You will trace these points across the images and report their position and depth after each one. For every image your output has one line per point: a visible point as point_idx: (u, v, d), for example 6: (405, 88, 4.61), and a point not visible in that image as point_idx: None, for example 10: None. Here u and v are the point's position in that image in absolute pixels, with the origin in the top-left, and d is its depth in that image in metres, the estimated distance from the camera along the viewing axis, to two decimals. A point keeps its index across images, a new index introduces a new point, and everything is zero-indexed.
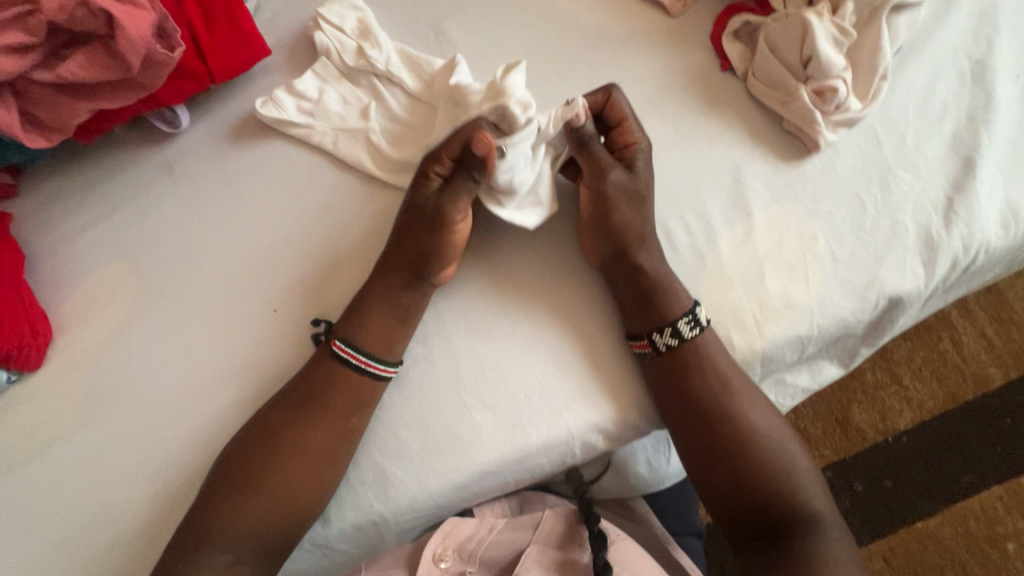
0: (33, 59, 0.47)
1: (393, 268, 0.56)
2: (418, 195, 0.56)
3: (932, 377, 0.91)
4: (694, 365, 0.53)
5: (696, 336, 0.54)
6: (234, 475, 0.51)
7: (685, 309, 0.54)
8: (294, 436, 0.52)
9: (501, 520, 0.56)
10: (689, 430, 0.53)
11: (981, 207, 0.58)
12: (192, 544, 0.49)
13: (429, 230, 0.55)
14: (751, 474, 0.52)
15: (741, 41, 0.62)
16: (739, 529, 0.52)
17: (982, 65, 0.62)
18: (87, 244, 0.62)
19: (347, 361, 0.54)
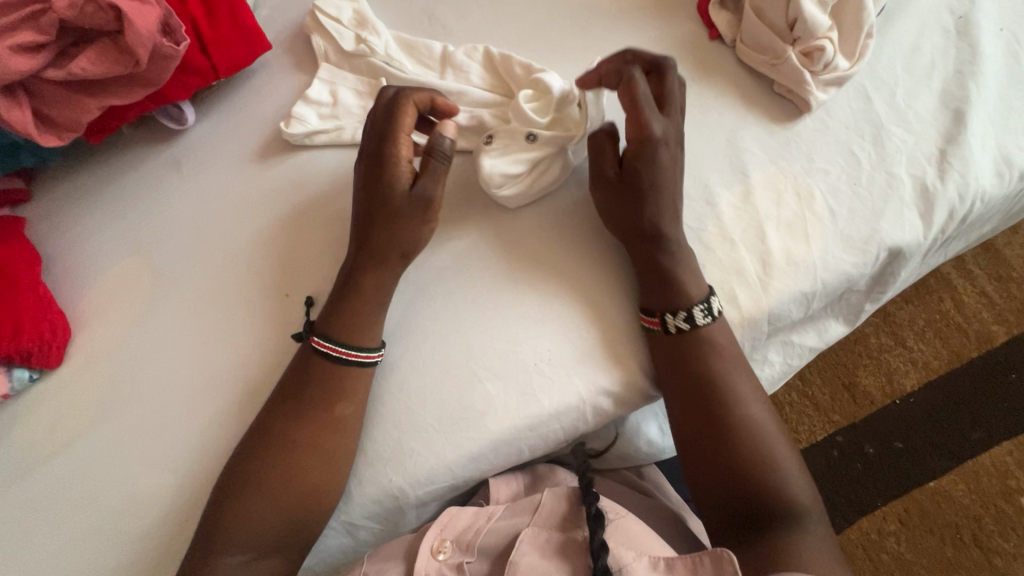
0: (45, 58, 0.49)
1: (375, 263, 0.56)
2: (390, 188, 0.55)
3: (936, 338, 0.92)
4: (702, 324, 0.54)
5: (706, 323, 0.54)
6: (263, 444, 0.53)
7: (700, 299, 0.55)
8: (293, 436, 0.53)
9: (500, 508, 0.55)
10: (683, 405, 0.54)
11: (974, 156, 0.59)
12: (228, 516, 0.51)
13: (414, 220, 0.56)
14: (740, 449, 0.52)
15: (728, 9, 0.64)
16: (719, 507, 0.52)
17: (966, 20, 0.64)
18: (101, 243, 0.63)
19: (329, 355, 0.55)
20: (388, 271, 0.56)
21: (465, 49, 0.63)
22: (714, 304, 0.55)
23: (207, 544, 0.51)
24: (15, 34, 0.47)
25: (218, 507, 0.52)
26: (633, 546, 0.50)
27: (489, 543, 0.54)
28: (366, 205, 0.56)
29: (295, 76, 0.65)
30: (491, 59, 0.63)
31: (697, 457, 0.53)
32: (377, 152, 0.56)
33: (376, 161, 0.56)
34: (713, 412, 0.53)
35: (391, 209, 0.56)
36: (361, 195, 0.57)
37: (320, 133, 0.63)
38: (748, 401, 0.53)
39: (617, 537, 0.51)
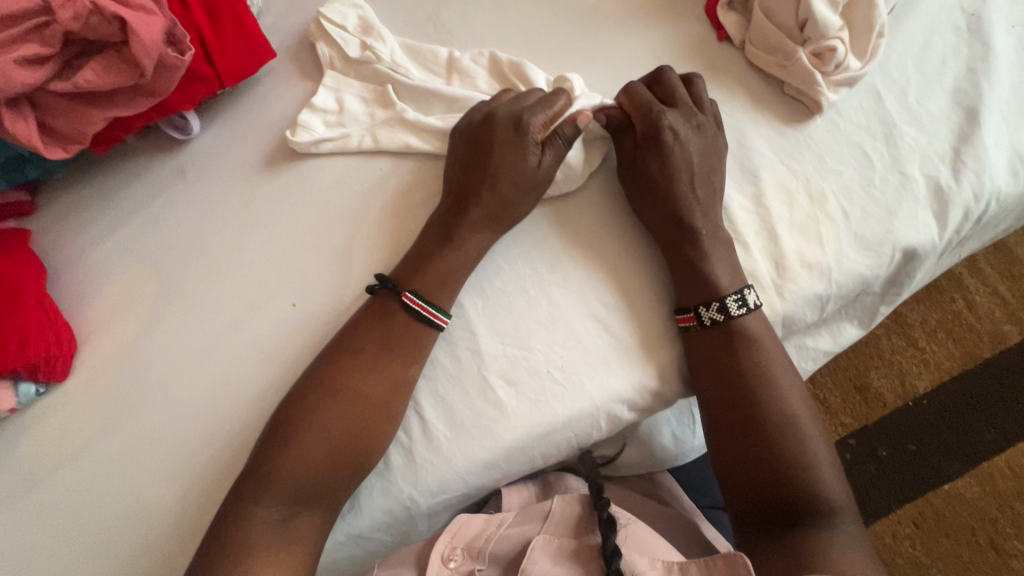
0: (50, 70, 0.48)
1: (483, 232, 0.57)
2: (522, 161, 0.56)
3: (949, 338, 0.91)
4: (724, 298, 0.54)
5: (741, 315, 0.54)
6: (294, 416, 0.52)
7: (734, 288, 0.54)
8: (345, 384, 0.53)
9: (510, 515, 0.55)
10: (711, 396, 0.53)
11: (988, 155, 0.59)
12: (254, 491, 0.50)
13: (530, 193, 0.57)
14: (774, 448, 0.50)
15: (736, 10, 0.63)
16: (751, 505, 0.51)
17: (977, 17, 0.63)
18: (106, 253, 0.63)
19: (415, 313, 0.54)
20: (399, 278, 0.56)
21: (471, 54, 0.63)
22: (748, 296, 0.54)
23: (253, 492, 0.50)
24: (19, 46, 0.47)
25: (244, 483, 0.51)
26: (644, 553, 0.50)
27: (500, 550, 0.53)
28: (482, 170, 0.57)
29: (301, 84, 0.65)
30: (496, 65, 0.62)
31: (729, 453, 0.52)
32: (514, 124, 0.56)
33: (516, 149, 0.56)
34: (748, 409, 0.52)
35: (517, 179, 0.56)
36: (483, 162, 0.57)
37: (326, 140, 0.62)
38: (775, 389, 0.52)
39: (631, 544, 0.50)
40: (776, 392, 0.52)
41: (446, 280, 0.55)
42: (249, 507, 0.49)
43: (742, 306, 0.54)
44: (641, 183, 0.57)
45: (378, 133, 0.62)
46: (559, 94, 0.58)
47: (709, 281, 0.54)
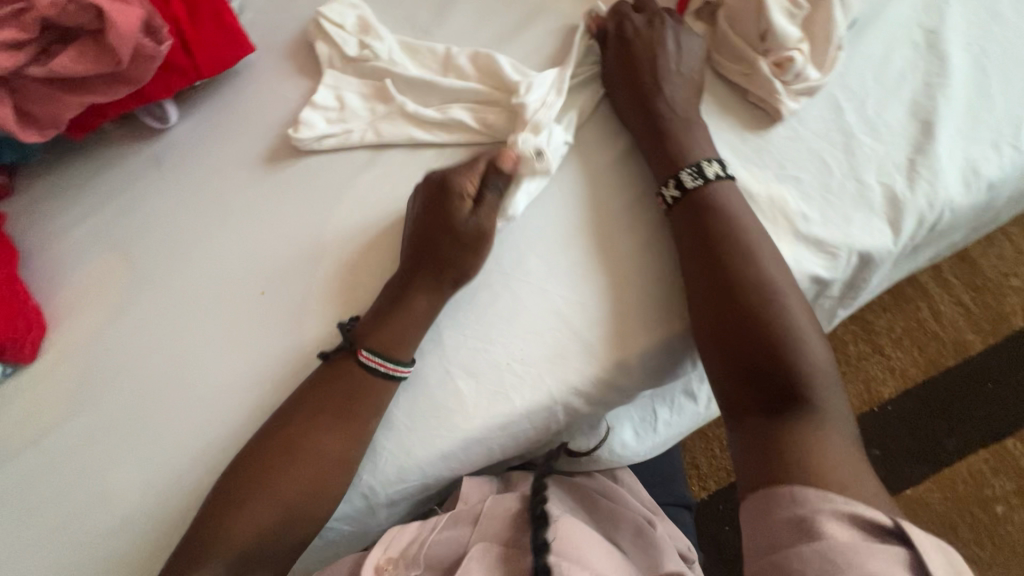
0: (28, 56, 0.49)
1: (426, 289, 0.57)
2: (449, 218, 0.57)
3: (915, 346, 0.92)
4: (679, 173, 0.57)
5: (699, 185, 0.56)
6: (245, 476, 0.52)
7: (690, 164, 0.58)
8: (303, 441, 0.53)
9: (443, 517, 0.54)
10: (701, 309, 0.53)
11: (941, 166, 0.61)
12: (202, 549, 0.50)
13: (465, 249, 0.57)
14: (764, 346, 0.51)
15: (703, 20, 0.65)
16: (737, 396, 0.51)
17: (934, 34, 0.65)
18: (79, 238, 0.64)
19: (376, 370, 0.55)
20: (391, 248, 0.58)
21: (468, 53, 0.63)
22: (706, 170, 0.57)
23: (200, 547, 0.50)
24: None
25: (192, 541, 0.51)
26: (578, 559, 0.51)
27: (432, 556, 0.52)
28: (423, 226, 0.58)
29: (278, 77, 0.66)
30: (490, 61, 0.62)
31: (719, 347, 0.52)
32: (437, 183, 0.58)
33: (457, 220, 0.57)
34: (738, 313, 0.52)
35: (448, 236, 0.57)
36: (415, 222, 0.58)
37: (328, 137, 0.63)
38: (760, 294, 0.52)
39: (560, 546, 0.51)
40: (773, 299, 0.52)
41: (414, 317, 0.56)
42: (200, 560, 0.50)
43: (700, 178, 0.57)
44: (636, 95, 0.61)
45: (381, 128, 0.62)
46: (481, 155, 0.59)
47: (682, 240, 0.56)
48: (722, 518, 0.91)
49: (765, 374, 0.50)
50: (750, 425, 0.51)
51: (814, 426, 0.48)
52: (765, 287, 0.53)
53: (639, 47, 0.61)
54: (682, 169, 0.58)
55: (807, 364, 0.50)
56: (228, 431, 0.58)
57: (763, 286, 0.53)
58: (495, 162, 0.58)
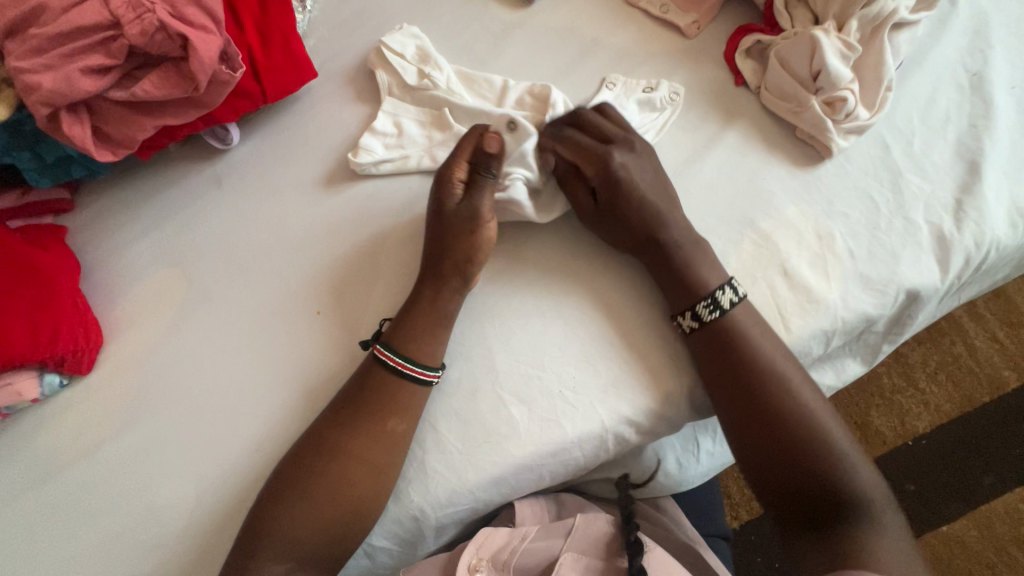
0: (111, 80, 0.51)
1: (432, 280, 0.58)
2: (443, 207, 0.58)
3: (947, 380, 0.92)
4: (696, 305, 0.55)
5: (716, 319, 0.55)
6: (290, 484, 0.52)
7: (706, 292, 0.56)
8: (338, 444, 0.53)
9: (534, 529, 0.57)
10: (737, 415, 0.54)
11: (989, 206, 0.62)
12: (250, 555, 0.51)
13: (462, 231, 0.57)
14: (802, 457, 0.51)
15: (752, 58, 0.66)
16: (781, 502, 0.52)
17: (979, 77, 0.67)
18: (138, 253, 0.65)
19: (386, 365, 0.55)
20: (449, 287, 0.57)
21: (525, 85, 0.66)
22: (721, 299, 0.55)
23: (249, 554, 0.51)
24: (84, 57, 0.49)
25: (241, 549, 0.51)
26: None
27: (525, 561, 0.55)
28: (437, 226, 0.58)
29: (337, 103, 0.68)
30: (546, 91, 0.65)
31: (755, 461, 0.53)
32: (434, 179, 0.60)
33: (469, 218, 0.57)
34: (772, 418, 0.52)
35: (448, 224, 0.58)
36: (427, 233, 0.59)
37: (386, 162, 0.64)
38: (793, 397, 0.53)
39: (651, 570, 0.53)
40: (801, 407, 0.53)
41: (429, 313, 0.57)
42: (251, 565, 0.51)
43: (717, 310, 0.55)
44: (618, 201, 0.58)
45: (437, 154, 0.64)
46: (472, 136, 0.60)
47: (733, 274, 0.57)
48: (755, 549, 0.90)
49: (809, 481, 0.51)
50: (804, 537, 0.51)
51: (869, 531, 0.49)
52: (793, 389, 0.53)
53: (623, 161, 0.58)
54: (698, 300, 0.55)
55: (847, 464, 0.51)
56: (280, 449, 0.58)
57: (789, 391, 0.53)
58: (487, 147, 0.58)
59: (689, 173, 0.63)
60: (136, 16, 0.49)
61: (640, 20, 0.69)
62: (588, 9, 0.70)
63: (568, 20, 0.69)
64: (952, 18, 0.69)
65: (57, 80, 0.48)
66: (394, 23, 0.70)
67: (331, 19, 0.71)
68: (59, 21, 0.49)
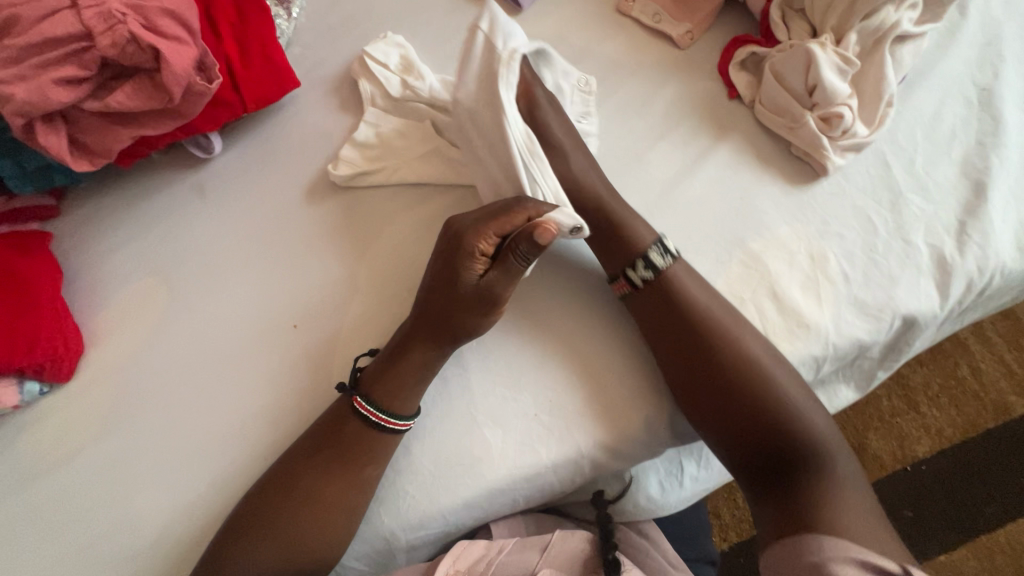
0: (85, 91, 0.50)
1: (429, 341, 0.55)
2: (459, 273, 0.53)
3: (951, 404, 0.89)
4: (646, 252, 0.55)
5: (668, 264, 0.55)
6: (257, 509, 0.51)
7: (692, 329, 0.54)
8: (308, 476, 0.53)
9: (510, 542, 0.55)
10: (684, 380, 0.53)
11: (994, 229, 0.59)
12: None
13: (469, 305, 0.54)
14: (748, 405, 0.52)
15: (748, 71, 0.64)
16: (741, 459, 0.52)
17: (988, 92, 0.63)
18: (121, 261, 0.65)
19: (368, 421, 0.54)
20: (440, 353, 0.55)
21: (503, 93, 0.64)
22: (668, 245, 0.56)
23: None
24: (57, 68, 0.49)
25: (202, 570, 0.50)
26: None
27: None
28: (444, 289, 0.54)
29: (321, 113, 0.67)
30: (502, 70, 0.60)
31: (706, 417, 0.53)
32: (455, 237, 0.54)
33: (479, 293, 0.53)
34: (717, 381, 0.53)
35: (454, 293, 0.54)
36: (429, 290, 0.55)
37: (366, 174, 0.64)
38: (739, 366, 0.52)
39: None
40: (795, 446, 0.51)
41: (422, 375, 0.55)
42: None
43: (666, 255, 0.55)
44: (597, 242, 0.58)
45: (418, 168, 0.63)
46: (513, 205, 0.53)
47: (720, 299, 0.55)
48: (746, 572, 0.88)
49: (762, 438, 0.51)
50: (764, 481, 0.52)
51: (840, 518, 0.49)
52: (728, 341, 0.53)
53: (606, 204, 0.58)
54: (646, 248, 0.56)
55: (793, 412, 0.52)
56: (254, 463, 0.58)
57: (783, 412, 0.51)
58: (531, 232, 0.50)
59: (677, 190, 0.61)
60: (108, 27, 0.48)
61: (632, 30, 0.67)
62: (578, 18, 0.68)
63: (558, 29, 0.67)
64: (960, 30, 0.65)
65: (30, 91, 0.48)
66: (380, 31, 0.69)
67: (317, 26, 0.70)
68: (32, 31, 0.48)
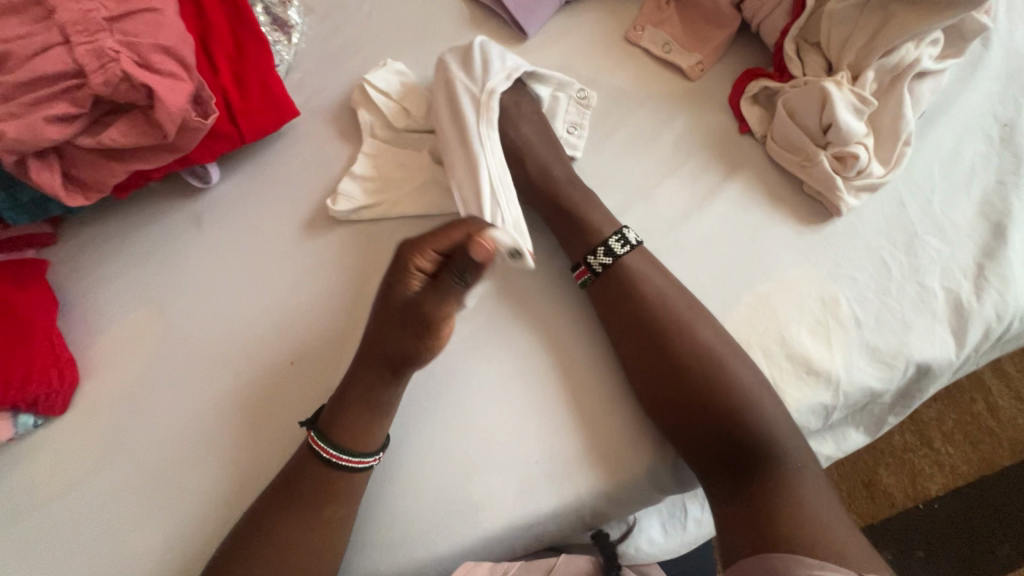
0: (78, 128, 0.49)
1: (371, 366, 0.54)
2: (395, 290, 0.51)
3: (965, 441, 0.87)
4: (607, 240, 0.56)
5: (627, 254, 0.56)
6: (245, 552, 0.50)
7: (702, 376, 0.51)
8: (278, 522, 0.51)
9: (515, 564, 0.52)
10: (644, 378, 0.53)
11: (1014, 274, 0.57)
12: None
13: (406, 329, 0.52)
14: (704, 403, 0.51)
15: (760, 105, 0.62)
16: (698, 460, 0.51)
17: (1010, 128, 0.61)
18: (117, 291, 0.64)
19: (320, 455, 0.52)
20: (382, 382, 0.53)
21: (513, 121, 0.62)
22: (630, 235, 0.57)
23: None
24: (49, 106, 0.48)
25: None
26: None
27: None
28: (385, 309, 0.53)
29: (322, 142, 0.66)
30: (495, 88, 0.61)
31: (664, 415, 0.52)
32: (396, 255, 0.52)
33: (418, 316, 0.51)
34: (677, 379, 0.52)
35: (393, 314, 0.52)
36: (375, 310, 0.54)
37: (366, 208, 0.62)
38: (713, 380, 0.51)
39: None
40: (799, 498, 0.48)
41: (367, 408, 0.53)
42: None
43: (626, 245, 0.56)
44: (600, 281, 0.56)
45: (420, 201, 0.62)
46: (458, 224, 0.51)
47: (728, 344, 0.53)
48: None
49: (720, 442, 0.50)
50: (721, 484, 0.50)
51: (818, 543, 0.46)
52: (690, 340, 0.53)
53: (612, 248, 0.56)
54: (609, 236, 0.57)
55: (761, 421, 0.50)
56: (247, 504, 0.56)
57: (789, 464, 0.49)
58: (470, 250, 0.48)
59: (686, 228, 0.59)
60: (101, 65, 0.47)
61: (640, 59, 0.65)
62: (586, 47, 0.66)
63: (565, 58, 0.66)
64: (982, 64, 0.63)
65: (20, 130, 0.46)
66: (383, 58, 0.67)
67: (318, 51, 0.68)
68: (23, 68, 0.47)
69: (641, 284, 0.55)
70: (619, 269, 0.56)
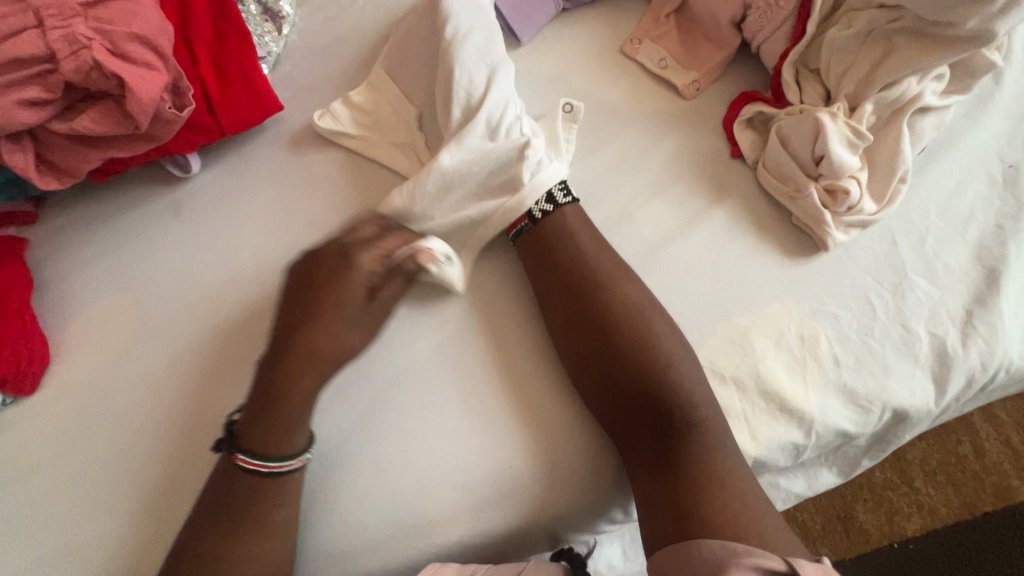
0: (50, 114, 0.49)
1: (292, 360, 0.52)
2: (337, 281, 0.52)
3: (947, 483, 0.85)
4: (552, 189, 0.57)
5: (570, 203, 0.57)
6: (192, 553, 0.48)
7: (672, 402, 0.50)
8: (228, 525, 0.49)
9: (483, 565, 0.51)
10: (606, 398, 0.52)
11: (1004, 324, 0.55)
12: None
13: (340, 309, 0.52)
14: (656, 407, 0.50)
15: (754, 130, 0.60)
16: (642, 462, 0.51)
17: (1015, 170, 0.59)
18: (91, 275, 0.63)
19: (256, 473, 0.50)
20: (298, 378, 0.52)
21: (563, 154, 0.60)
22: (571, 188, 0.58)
23: None
24: (20, 89, 0.47)
25: None
26: None
27: None
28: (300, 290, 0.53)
29: (307, 139, 0.65)
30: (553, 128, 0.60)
31: (612, 421, 0.52)
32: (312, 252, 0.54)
33: (364, 301, 0.52)
34: (629, 388, 0.51)
35: (327, 298, 0.52)
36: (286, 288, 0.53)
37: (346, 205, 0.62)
38: (682, 409, 0.50)
39: None
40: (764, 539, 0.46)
41: (281, 415, 0.51)
42: None
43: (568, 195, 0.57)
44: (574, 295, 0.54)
45: None
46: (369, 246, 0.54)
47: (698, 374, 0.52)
48: None
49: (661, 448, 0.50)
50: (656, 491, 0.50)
51: None
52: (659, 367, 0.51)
53: (589, 265, 0.55)
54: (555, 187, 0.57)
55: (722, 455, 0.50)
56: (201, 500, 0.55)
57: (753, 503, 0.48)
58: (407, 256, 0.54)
59: (668, 252, 0.57)
60: (72, 52, 0.47)
61: (635, 74, 0.64)
62: (581, 57, 0.64)
63: (558, 67, 0.64)
64: (991, 101, 0.61)
65: None
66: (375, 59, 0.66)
67: (310, 46, 0.67)
68: None
69: (612, 304, 0.53)
70: (595, 288, 0.54)
